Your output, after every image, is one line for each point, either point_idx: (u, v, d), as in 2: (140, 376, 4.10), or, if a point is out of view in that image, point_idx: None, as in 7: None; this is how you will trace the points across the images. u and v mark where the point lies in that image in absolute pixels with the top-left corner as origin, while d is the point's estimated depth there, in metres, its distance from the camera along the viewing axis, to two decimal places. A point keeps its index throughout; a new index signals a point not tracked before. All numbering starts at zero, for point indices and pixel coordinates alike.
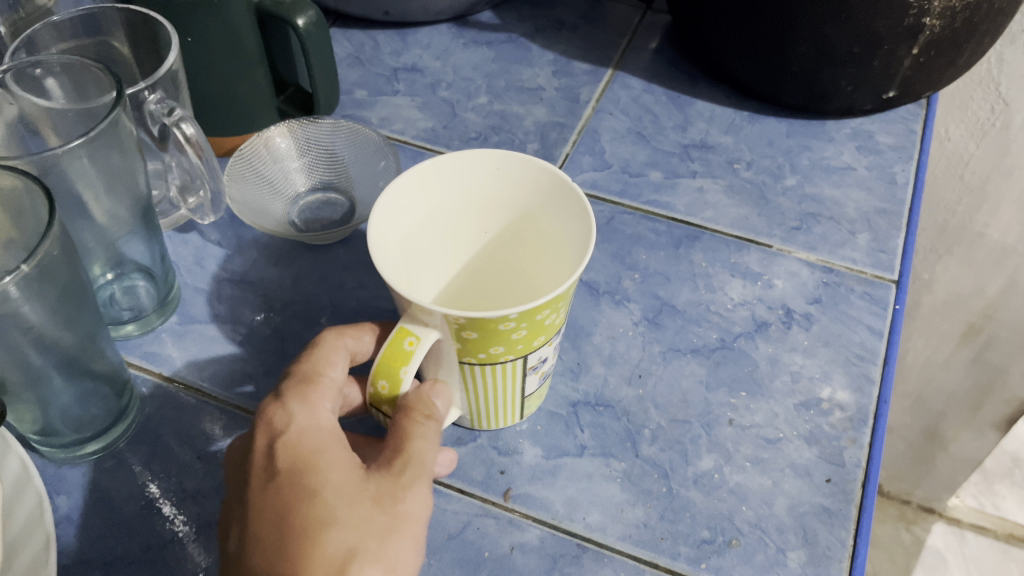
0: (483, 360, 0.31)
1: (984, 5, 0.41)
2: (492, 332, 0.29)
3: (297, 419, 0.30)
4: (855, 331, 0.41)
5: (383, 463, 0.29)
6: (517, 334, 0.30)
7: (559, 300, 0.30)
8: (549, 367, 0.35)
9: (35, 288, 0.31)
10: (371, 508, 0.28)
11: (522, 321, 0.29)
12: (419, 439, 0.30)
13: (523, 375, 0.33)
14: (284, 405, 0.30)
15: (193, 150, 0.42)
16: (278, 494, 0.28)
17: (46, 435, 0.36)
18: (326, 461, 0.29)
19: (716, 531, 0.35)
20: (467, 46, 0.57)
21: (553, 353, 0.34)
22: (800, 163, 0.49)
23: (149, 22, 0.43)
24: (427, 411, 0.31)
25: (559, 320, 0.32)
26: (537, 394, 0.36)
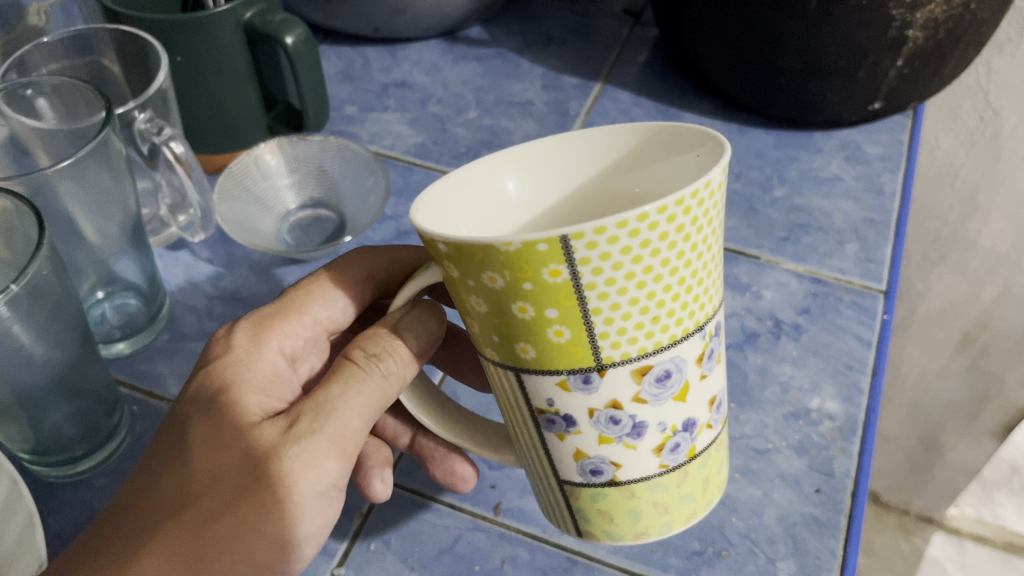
0: (480, 346, 0.26)
1: (966, 16, 0.42)
2: (454, 280, 0.24)
3: (227, 352, 0.31)
4: (844, 340, 0.41)
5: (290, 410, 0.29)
6: (479, 304, 0.24)
7: (513, 269, 0.22)
8: (611, 466, 0.27)
9: (26, 309, 0.31)
10: (240, 448, 0.28)
11: (470, 274, 0.23)
12: (344, 389, 0.29)
13: (539, 423, 0.27)
14: (229, 338, 0.32)
15: (183, 168, 0.42)
16: (172, 412, 0.30)
17: (38, 453, 0.36)
18: (225, 396, 0.29)
19: (707, 542, 0.35)
20: (457, 62, 0.57)
21: (598, 436, 0.26)
22: (788, 174, 0.50)
23: (140, 44, 0.43)
24: (379, 350, 0.29)
25: (567, 343, 0.24)
26: (595, 502, 0.28)
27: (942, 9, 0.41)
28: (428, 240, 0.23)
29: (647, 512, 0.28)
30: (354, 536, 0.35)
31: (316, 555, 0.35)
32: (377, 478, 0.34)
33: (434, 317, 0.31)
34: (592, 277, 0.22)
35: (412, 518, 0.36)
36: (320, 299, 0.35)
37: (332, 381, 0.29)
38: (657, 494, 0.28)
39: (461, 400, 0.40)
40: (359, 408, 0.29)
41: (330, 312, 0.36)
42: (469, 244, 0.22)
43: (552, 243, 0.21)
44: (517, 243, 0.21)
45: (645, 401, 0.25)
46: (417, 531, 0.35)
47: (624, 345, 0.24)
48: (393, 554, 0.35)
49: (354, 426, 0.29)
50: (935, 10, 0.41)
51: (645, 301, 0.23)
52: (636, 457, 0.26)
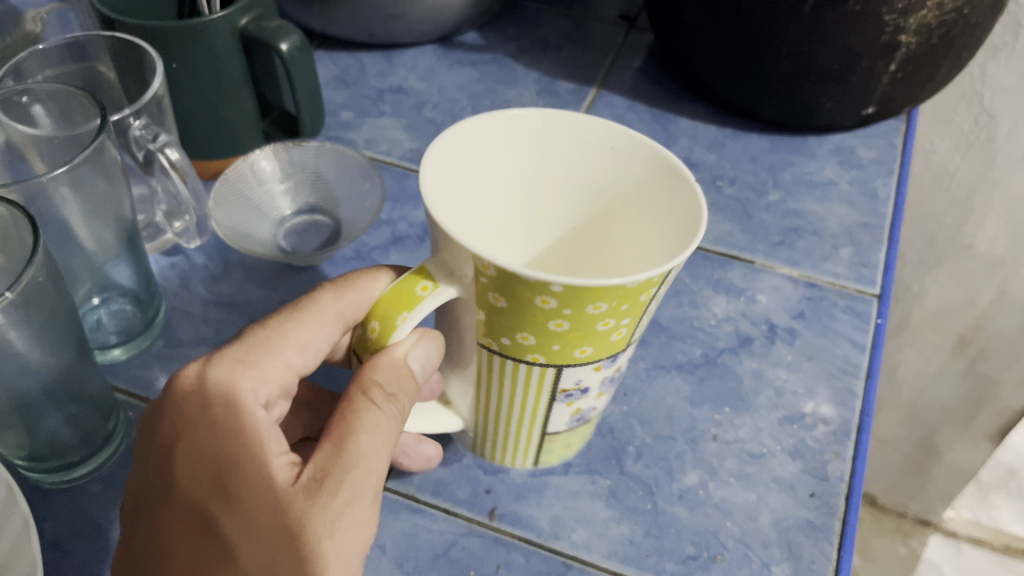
0: (505, 348, 0.28)
1: (959, 21, 0.42)
2: (525, 309, 0.25)
3: (209, 417, 0.27)
4: (839, 345, 0.41)
5: (320, 472, 0.26)
6: (557, 325, 0.26)
7: (624, 297, 0.25)
8: (593, 412, 0.33)
9: (20, 316, 0.31)
10: (284, 534, 0.25)
11: (566, 305, 0.24)
12: (373, 439, 0.26)
13: (553, 399, 0.30)
14: (203, 394, 0.27)
15: (178, 174, 0.43)
16: (179, 503, 0.26)
17: (33, 459, 0.36)
18: (235, 478, 0.26)
19: (701, 546, 0.35)
20: (452, 67, 0.58)
21: (599, 394, 0.31)
22: (782, 178, 0.50)
23: (135, 50, 0.43)
24: (396, 388, 0.27)
25: (619, 339, 0.27)
26: (566, 438, 0.34)
27: (934, 15, 0.41)
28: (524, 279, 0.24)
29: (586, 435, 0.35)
30: None
31: None
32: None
33: (435, 343, 0.28)
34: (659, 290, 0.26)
35: (407, 523, 0.36)
36: (291, 339, 0.29)
37: (355, 431, 0.26)
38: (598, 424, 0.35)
39: None
40: (385, 452, 0.27)
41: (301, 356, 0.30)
42: (599, 286, 0.23)
43: (665, 274, 0.24)
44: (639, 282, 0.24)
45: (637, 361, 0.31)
46: (411, 536, 0.35)
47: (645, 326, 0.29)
48: (389, 559, 0.34)
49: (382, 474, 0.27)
50: (927, 16, 0.41)
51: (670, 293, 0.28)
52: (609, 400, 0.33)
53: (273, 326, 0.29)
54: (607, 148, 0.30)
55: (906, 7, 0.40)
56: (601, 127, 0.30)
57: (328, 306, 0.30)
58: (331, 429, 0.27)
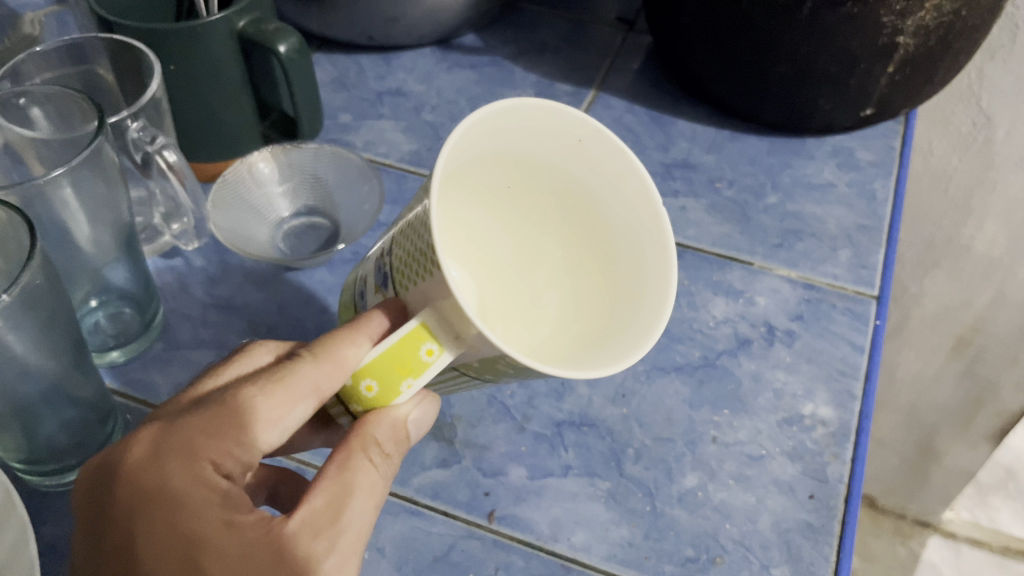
0: (484, 377, 0.29)
1: (957, 23, 0.42)
2: (527, 373, 0.27)
3: (178, 491, 0.25)
4: (838, 347, 0.41)
5: (309, 537, 0.26)
6: (548, 371, 0.28)
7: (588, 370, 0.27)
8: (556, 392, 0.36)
9: (18, 319, 0.31)
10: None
11: (570, 371, 0.27)
12: (361, 496, 0.27)
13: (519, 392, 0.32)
14: (159, 468, 0.25)
15: (176, 176, 0.43)
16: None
17: (32, 463, 0.36)
18: (218, 551, 0.25)
19: (701, 549, 0.35)
20: (451, 70, 0.58)
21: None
22: (781, 180, 0.50)
23: (132, 52, 0.43)
24: (392, 445, 0.28)
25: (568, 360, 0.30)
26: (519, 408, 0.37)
27: (932, 17, 0.41)
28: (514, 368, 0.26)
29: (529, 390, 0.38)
30: None
31: None
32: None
33: (424, 396, 0.29)
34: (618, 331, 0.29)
35: (406, 525, 0.35)
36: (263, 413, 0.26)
37: (352, 490, 0.27)
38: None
39: (455, 407, 0.39)
40: (368, 510, 0.28)
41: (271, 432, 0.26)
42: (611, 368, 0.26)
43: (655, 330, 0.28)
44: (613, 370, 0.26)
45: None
46: (411, 539, 0.35)
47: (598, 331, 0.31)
48: (388, 562, 0.34)
49: (365, 530, 0.28)
50: (925, 18, 0.41)
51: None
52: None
53: (246, 397, 0.26)
54: (575, 139, 0.32)
55: (904, 9, 0.40)
56: (575, 123, 0.31)
57: (307, 376, 0.26)
58: (320, 486, 0.27)
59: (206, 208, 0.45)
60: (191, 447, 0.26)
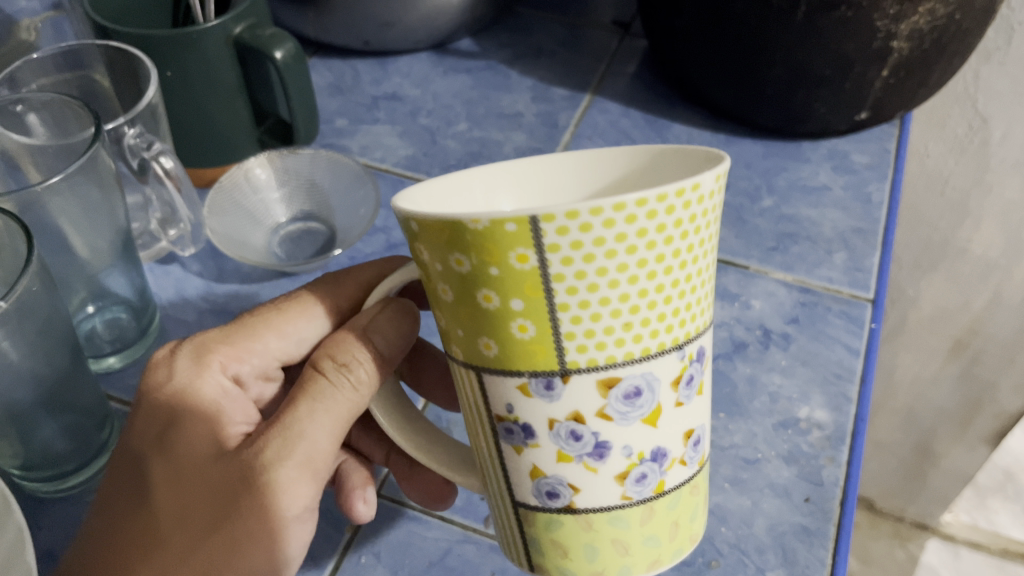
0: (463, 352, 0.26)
1: (950, 26, 0.42)
2: (429, 270, 0.25)
3: (175, 380, 0.32)
4: (833, 350, 0.41)
5: (254, 435, 0.30)
6: (446, 292, 0.25)
7: (481, 252, 0.22)
8: (568, 489, 0.26)
9: (14, 324, 0.31)
10: (208, 485, 0.29)
11: (441, 258, 0.24)
12: (312, 408, 0.29)
13: (498, 433, 0.26)
14: (173, 364, 0.33)
15: (172, 182, 0.43)
16: (131, 450, 0.31)
17: (28, 469, 0.36)
18: (180, 432, 0.31)
19: (696, 552, 0.35)
20: (447, 74, 0.58)
21: (557, 453, 0.25)
22: (776, 184, 0.50)
23: (130, 58, 0.43)
24: (348, 359, 0.30)
25: (530, 341, 0.24)
26: (551, 531, 0.27)
27: (925, 20, 0.41)
28: (405, 219, 0.24)
29: (605, 551, 0.27)
30: (343, 551, 0.35)
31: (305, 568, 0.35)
32: (356, 498, 0.33)
33: (402, 318, 0.31)
34: (560, 267, 0.22)
35: (402, 530, 0.36)
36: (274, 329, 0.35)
37: (300, 398, 0.30)
38: (620, 530, 0.27)
39: (451, 413, 0.40)
40: (323, 423, 0.29)
41: (285, 343, 0.35)
42: (440, 220, 0.22)
43: (521, 225, 0.21)
44: (485, 221, 0.22)
45: (611, 418, 0.25)
46: (406, 544, 0.35)
47: (591, 350, 0.24)
48: (384, 566, 0.35)
49: (324, 448, 0.29)
50: (919, 21, 0.41)
51: (619, 300, 0.23)
52: (596, 482, 0.26)
53: (262, 315, 0.35)
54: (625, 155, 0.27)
55: (898, 13, 0.40)
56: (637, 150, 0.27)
57: (321, 301, 0.35)
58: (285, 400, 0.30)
59: (203, 214, 0.46)
60: (202, 349, 0.33)
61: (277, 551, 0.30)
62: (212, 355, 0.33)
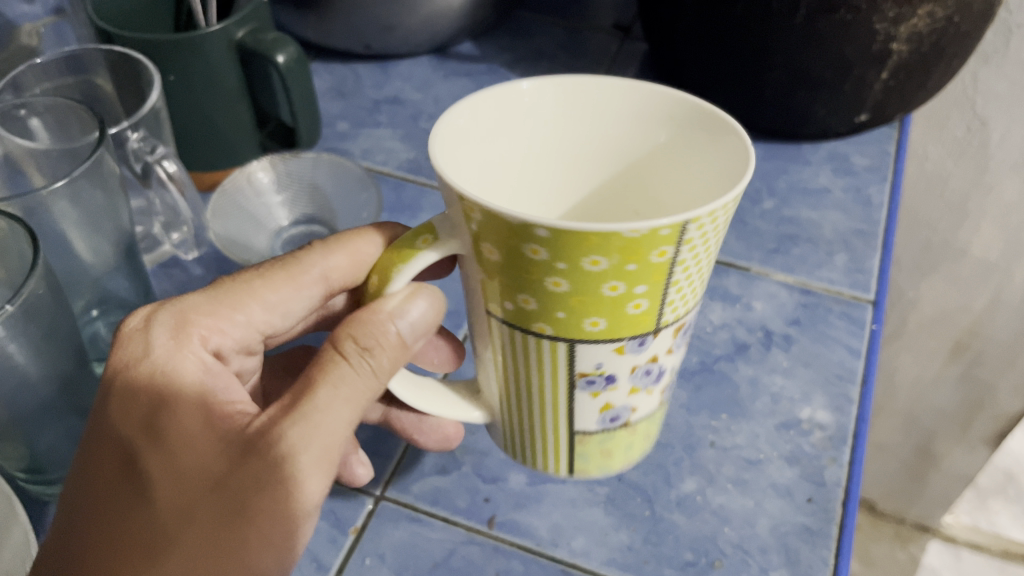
0: (511, 316, 0.26)
1: (950, 28, 0.42)
2: (520, 262, 0.23)
3: (158, 358, 0.28)
4: (834, 351, 0.42)
5: (264, 420, 0.26)
6: (556, 284, 0.23)
7: (625, 253, 0.22)
8: (628, 411, 0.30)
9: (19, 327, 0.31)
10: (207, 476, 0.26)
11: (560, 258, 0.22)
12: (332, 394, 0.26)
13: (574, 387, 0.28)
14: (148, 337, 0.29)
15: (176, 186, 0.43)
16: (110, 439, 0.27)
17: (33, 471, 0.36)
18: (171, 415, 0.27)
19: (700, 552, 0.35)
20: (448, 78, 0.58)
21: (630, 389, 0.28)
22: (777, 186, 0.50)
23: (133, 63, 0.43)
24: (373, 342, 0.27)
25: (641, 313, 0.25)
26: (602, 443, 0.31)
27: (925, 23, 0.41)
28: (519, 222, 0.22)
29: (636, 443, 0.32)
30: (347, 552, 0.35)
31: (311, 570, 0.34)
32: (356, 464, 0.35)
33: (430, 301, 0.28)
34: (687, 253, 0.23)
35: (406, 532, 0.36)
36: (259, 298, 0.31)
37: (319, 379, 0.26)
38: (647, 426, 0.32)
39: None
40: (343, 410, 0.26)
41: (266, 313, 0.32)
42: (590, 233, 0.21)
43: (675, 228, 0.22)
44: (645, 230, 0.21)
45: (674, 350, 0.28)
46: (411, 545, 0.35)
47: (679, 307, 0.26)
48: (388, 568, 0.35)
49: (342, 429, 0.26)
50: (919, 23, 0.41)
51: (699, 267, 0.24)
52: (649, 400, 0.30)
53: (244, 280, 0.31)
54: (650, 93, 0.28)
55: (897, 16, 0.40)
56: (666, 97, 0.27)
57: (311, 269, 0.32)
58: (297, 381, 0.27)
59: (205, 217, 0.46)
60: (180, 321, 0.30)
61: (285, 551, 0.26)
62: (190, 327, 0.30)
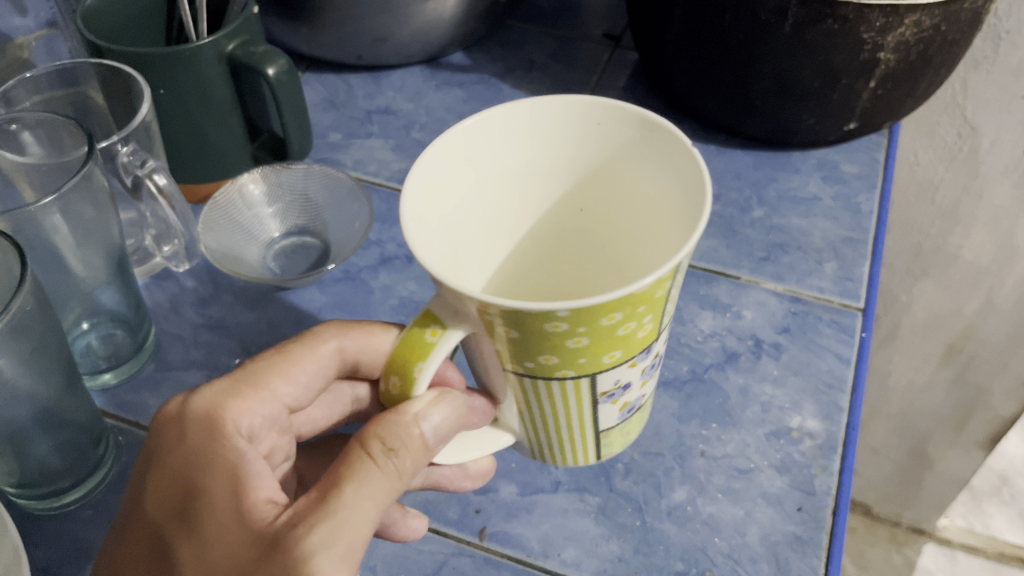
0: (533, 369, 0.28)
1: (936, 38, 0.42)
2: (542, 335, 0.26)
3: (193, 438, 0.31)
4: (824, 359, 0.42)
5: (288, 515, 0.28)
6: (577, 343, 0.26)
7: (636, 303, 0.25)
8: (641, 398, 0.33)
9: (8, 342, 0.32)
10: (235, 569, 0.27)
11: (581, 327, 0.25)
12: (358, 491, 0.28)
13: (597, 403, 0.31)
14: (185, 414, 0.31)
15: (165, 199, 0.43)
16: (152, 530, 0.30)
17: (25, 486, 0.36)
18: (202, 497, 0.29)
19: (690, 562, 0.35)
20: (439, 88, 0.58)
21: (642, 383, 0.32)
22: (767, 195, 0.50)
23: (122, 77, 0.43)
24: (397, 443, 0.29)
25: (643, 333, 0.28)
26: (622, 432, 0.35)
27: (911, 32, 0.41)
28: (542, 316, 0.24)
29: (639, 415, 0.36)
30: None
31: None
32: (409, 517, 0.34)
33: (453, 405, 0.30)
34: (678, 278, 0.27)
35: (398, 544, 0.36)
36: (282, 375, 0.34)
37: (347, 481, 0.28)
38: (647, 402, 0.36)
39: None
40: (366, 511, 0.28)
41: (291, 388, 0.34)
42: (608, 302, 0.24)
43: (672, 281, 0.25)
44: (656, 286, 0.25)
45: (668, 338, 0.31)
46: (402, 557, 0.36)
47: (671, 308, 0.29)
48: None
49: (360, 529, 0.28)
50: (905, 33, 0.41)
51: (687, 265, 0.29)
52: (651, 381, 0.33)
53: (266, 358, 0.34)
54: (591, 123, 0.31)
55: (884, 25, 0.41)
56: (594, 105, 0.31)
57: (330, 346, 0.35)
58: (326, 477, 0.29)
59: (197, 231, 0.46)
60: (217, 402, 0.32)
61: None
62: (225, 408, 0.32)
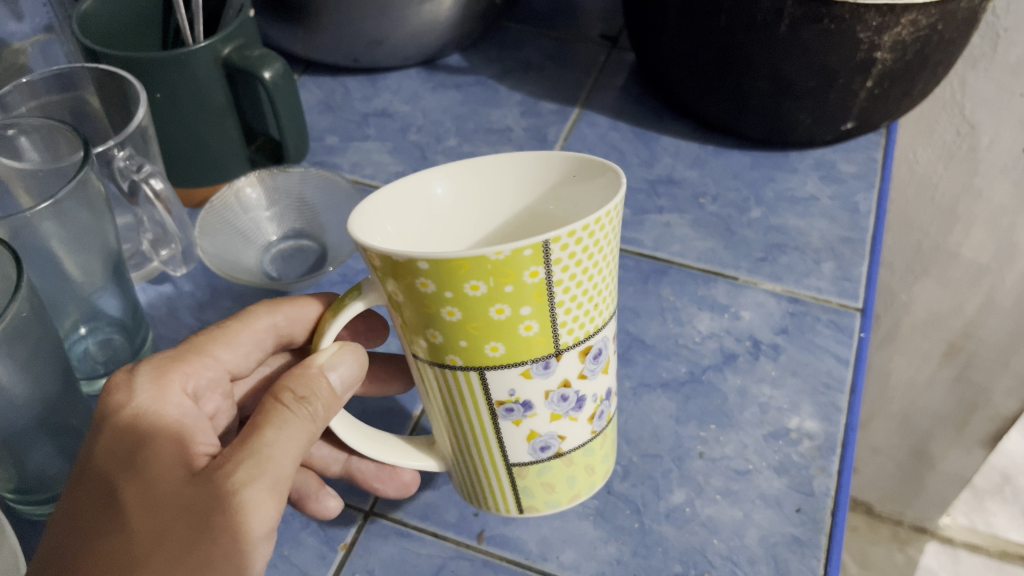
0: (431, 353, 0.26)
1: (933, 37, 0.42)
2: (419, 298, 0.24)
3: (132, 394, 0.30)
4: (822, 360, 0.42)
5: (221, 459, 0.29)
6: (451, 313, 0.24)
7: (499, 276, 0.23)
8: (557, 440, 0.29)
9: (5, 349, 0.32)
10: (180, 506, 0.28)
11: (446, 287, 0.23)
12: (278, 435, 0.28)
13: (495, 415, 0.28)
14: (133, 375, 0.31)
15: (162, 204, 0.43)
16: (90, 468, 0.29)
17: (23, 492, 0.36)
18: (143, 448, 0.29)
19: (689, 564, 0.35)
20: (436, 90, 0.58)
21: (551, 415, 0.28)
22: (764, 195, 0.50)
23: (117, 80, 0.43)
24: (308, 392, 0.29)
25: (533, 336, 0.25)
26: (541, 476, 0.31)
27: (908, 31, 0.41)
28: (401, 257, 0.23)
29: (578, 475, 0.32)
30: (337, 567, 0.36)
31: None
32: (323, 496, 0.35)
33: (356, 358, 0.31)
34: (562, 274, 0.24)
35: (395, 547, 0.36)
36: (224, 343, 0.35)
37: (269, 425, 0.29)
38: (587, 457, 0.31)
39: None
40: (291, 454, 0.29)
41: (234, 355, 0.35)
42: (460, 258, 0.22)
43: (536, 249, 0.23)
44: (507, 252, 0.22)
45: (587, 376, 0.28)
46: (400, 561, 0.36)
47: (577, 329, 0.26)
48: None
49: (290, 470, 0.29)
50: (902, 32, 0.41)
51: (592, 285, 0.25)
52: (577, 427, 0.29)
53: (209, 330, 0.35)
54: (560, 178, 0.28)
55: (881, 25, 0.41)
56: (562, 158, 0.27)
57: (261, 322, 0.35)
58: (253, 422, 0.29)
59: (194, 235, 0.46)
60: (158, 363, 0.32)
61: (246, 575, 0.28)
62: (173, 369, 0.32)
